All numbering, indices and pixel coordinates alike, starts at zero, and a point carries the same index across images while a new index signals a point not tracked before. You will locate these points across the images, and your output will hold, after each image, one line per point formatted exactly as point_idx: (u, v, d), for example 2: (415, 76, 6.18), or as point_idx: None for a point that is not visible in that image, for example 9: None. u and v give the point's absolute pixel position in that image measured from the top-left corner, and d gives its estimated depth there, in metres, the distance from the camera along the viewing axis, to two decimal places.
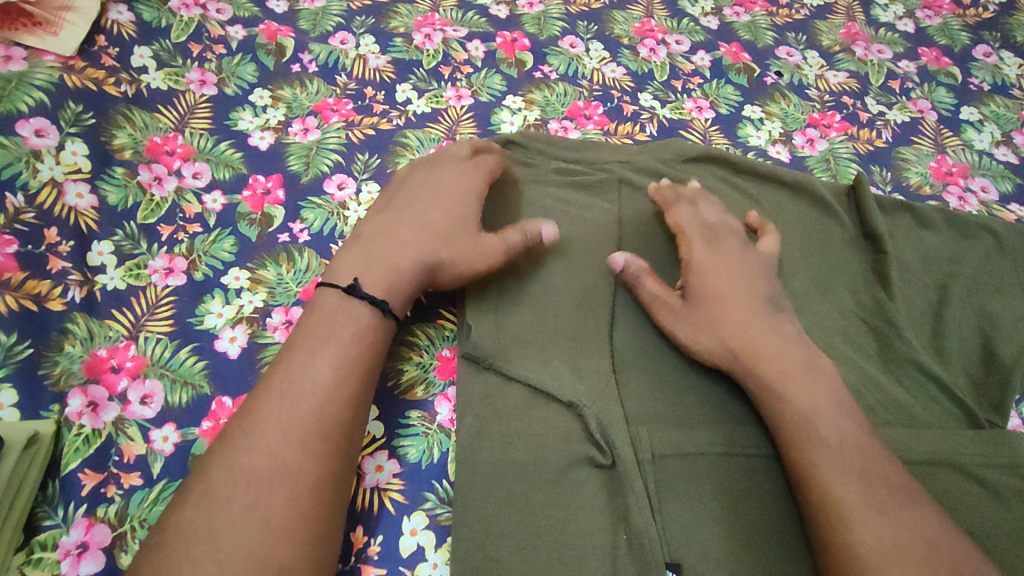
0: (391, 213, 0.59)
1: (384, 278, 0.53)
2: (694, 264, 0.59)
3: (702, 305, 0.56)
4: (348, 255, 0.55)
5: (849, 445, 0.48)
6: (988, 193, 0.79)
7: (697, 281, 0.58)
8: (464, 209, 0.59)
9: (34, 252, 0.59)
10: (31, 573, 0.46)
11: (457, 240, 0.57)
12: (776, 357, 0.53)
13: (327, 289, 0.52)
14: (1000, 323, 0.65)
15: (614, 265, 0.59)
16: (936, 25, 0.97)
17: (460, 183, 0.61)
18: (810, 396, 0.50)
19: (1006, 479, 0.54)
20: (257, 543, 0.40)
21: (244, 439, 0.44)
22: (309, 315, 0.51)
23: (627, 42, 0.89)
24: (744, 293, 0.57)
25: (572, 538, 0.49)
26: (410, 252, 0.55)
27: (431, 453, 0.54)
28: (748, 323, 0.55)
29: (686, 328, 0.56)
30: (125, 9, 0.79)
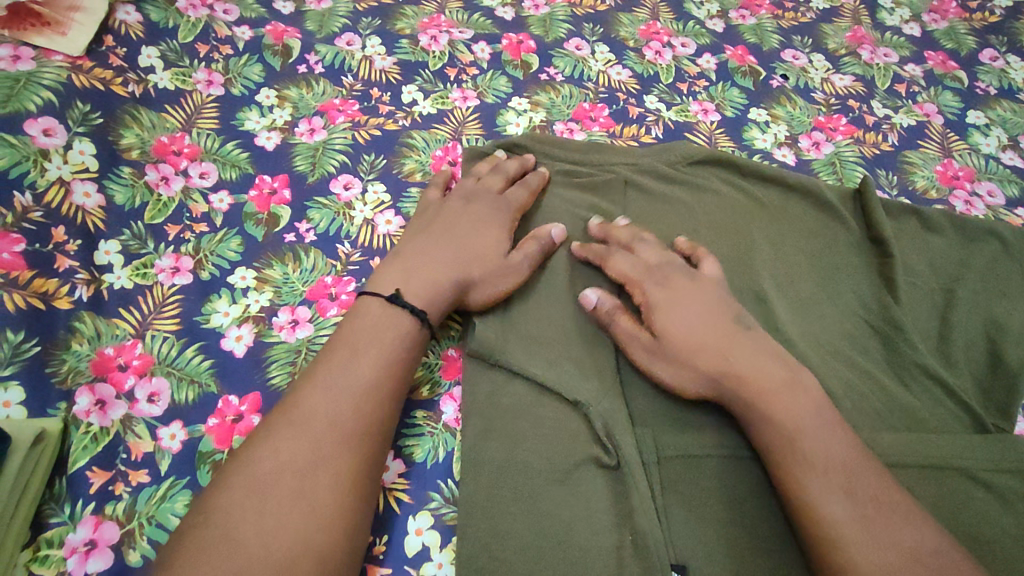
0: (431, 228, 0.61)
1: (425, 289, 0.55)
2: (652, 302, 0.56)
3: (673, 338, 0.54)
4: (390, 267, 0.57)
5: (838, 461, 0.47)
6: (995, 198, 0.78)
7: (659, 317, 0.55)
8: (500, 226, 0.61)
9: (41, 251, 0.59)
10: (37, 571, 0.46)
11: (494, 253, 0.59)
12: (755, 376, 0.51)
13: (371, 298, 0.53)
14: (1007, 328, 0.64)
15: (587, 304, 0.58)
16: (942, 29, 0.97)
17: (496, 201, 0.63)
18: (795, 414, 0.49)
19: (1013, 484, 0.54)
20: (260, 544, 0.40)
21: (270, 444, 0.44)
22: (348, 322, 0.52)
23: (633, 44, 0.89)
24: (707, 320, 0.54)
25: (578, 539, 0.49)
26: (449, 264, 0.57)
27: (437, 452, 0.54)
28: (722, 343, 0.53)
29: (659, 365, 0.54)
30: (132, 10, 0.79)
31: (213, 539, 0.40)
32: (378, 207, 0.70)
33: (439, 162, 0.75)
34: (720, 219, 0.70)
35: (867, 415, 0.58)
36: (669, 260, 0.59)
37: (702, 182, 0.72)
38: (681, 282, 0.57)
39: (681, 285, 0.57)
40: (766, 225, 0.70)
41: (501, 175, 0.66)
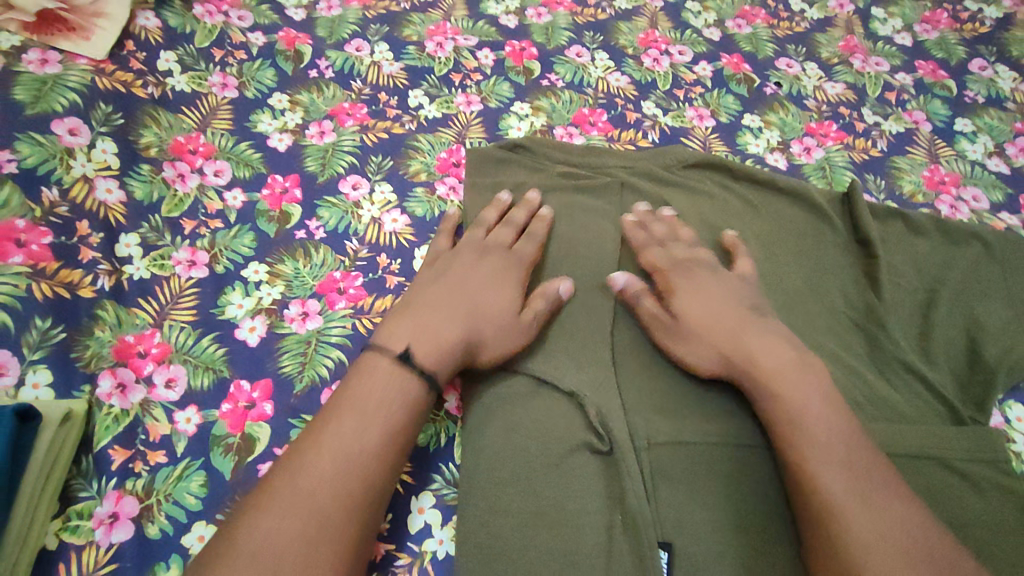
0: (440, 285, 0.59)
1: (434, 353, 0.53)
2: (675, 287, 0.61)
3: (690, 318, 0.59)
4: (400, 325, 0.55)
5: (842, 446, 0.50)
6: (979, 203, 0.81)
7: (681, 300, 0.60)
8: (509, 289, 0.60)
9: (66, 243, 0.62)
10: (68, 539, 0.49)
11: (501, 318, 0.58)
12: (771, 358, 0.55)
13: (376, 355, 0.52)
14: (986, 327, 0.67)
15: (614, 286, 0.62)
16: (933, 39, 0.99)
17: (507, 262, 0.63)
18: (803, 392, 0.52)
19: (986, 473, 0.57)
20: (295, 528, 0.43)
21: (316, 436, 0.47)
22: (356, 379, 0.51)
23: (631, 52, 0.93)
24: (727, 308, 0.59)
25: (571, 518, 0.51)
26: (458, 328, 0.55)
27: (439, 437, 0.57)
28: (740, 329, 0.57)
29: (679, 344, 0.58)
30: (152, 16, 0.83)
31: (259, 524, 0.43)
32: (385, 206, 0.73)
33: (444, 164, 0.78)
34: (712, 219, 0.73)
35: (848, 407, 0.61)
36: (695, 256, 0.64)
37: (695, 184, 0.75)
38: (705, 275, 0.62)
39: (704, 275, 0.62)
40: (756, 227, 0.73)
41: (512, 227, 0.66)
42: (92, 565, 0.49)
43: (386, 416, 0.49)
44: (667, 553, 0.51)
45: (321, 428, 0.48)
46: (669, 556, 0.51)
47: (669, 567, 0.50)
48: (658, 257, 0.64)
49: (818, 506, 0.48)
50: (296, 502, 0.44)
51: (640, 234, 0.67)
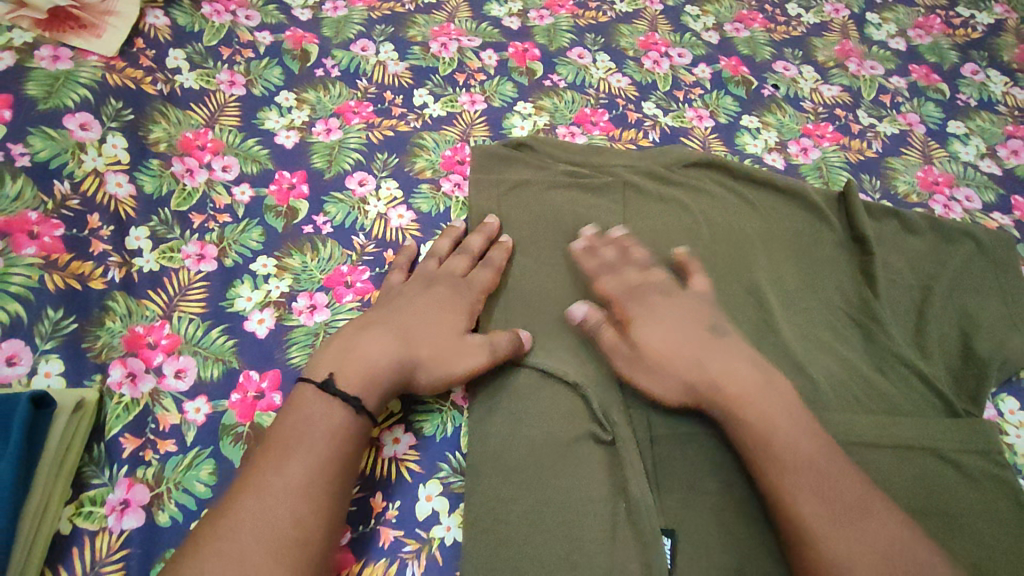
0: (380, 309, 0.59)
1: (360, 374, 0.52)
2: (633, 318, 0.60)
3: (651, 350, 0.57)
4: (329, 349, 0.54)
5: (817, 469, 0.50)
6: (972, 203, 0.83)
7: (641, 330, 0.58)
8: (454, 314, 0.59)
9: (77, 236, 0.63)
10: (81, 524, 0.50)
11: (439, 340, 0.56)
12: (735, 385, 0.54)
13: (304, 384, 0.52)
14: (979, 322, 0.69)
15: (574, 318, 0.61)
16: (926, 44, 1.02)
17: (455, 289, 0.62)
18: (775, 420, 0.52)
19: (979, 463, 0.59)
20: (260, 539, 0.44)
21: (274, 457, 0.48)
22: (284, 416, 0.50)
23: (632, 54, 0.94)
24: (691, 330, 0.57)
25: (576, 505, 0.52)
26: (390, 349, 0.54)
27: (445, 427, 0.58)
28: (703, 356, 0.56)
29: (644, 376, 0.56)
30: (161, 14, 0.84)
31: (230, 535, 0.44)
32: (391, 202, 0.74)
33: (448, 161, 0.79)
34: (712, 217, 0.74)
35: (844, 400, 0.62)
36: (648, 280, 0.63)
37: (696, 183, 0.77)
38: (656, 300, 0.61)
39: (659, 302, 0.60)
40: (756, 225, 0.74)
41: (467, 255, 0.66)
42: (105, 551, 0.50)
43: (316, 451, 0.48)
44: (671, 540, 0.52)
45: (277, 451, 0.48)
46: (673, 542, 0.52)
47: (672, 554, 0.52)
48: (613, 288, 0.63)
49: (802, 531, 0.48)
50: (248, 534, 0.44)
51: (591, 262, 0.66)
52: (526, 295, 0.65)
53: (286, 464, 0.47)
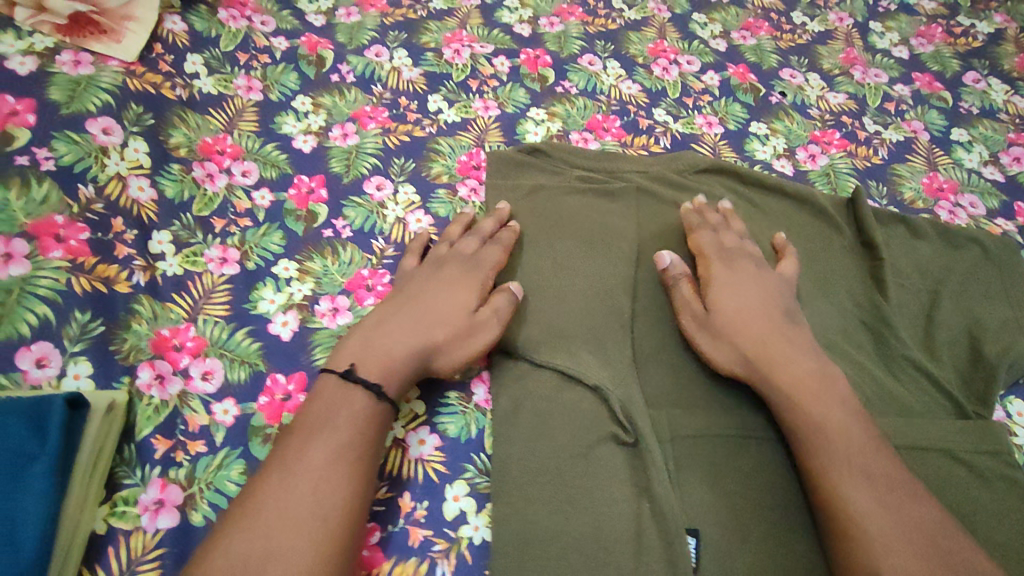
0: (394, 298, 0.60)
1: (381, 363, 0.54)
2: (713, 278, 0.65)
3: (723, 315, 0.61)
4: (350, 341, 0.56)
5: (858, 457, 0.52)
6: (976, 209, 0.85)
7: (718, 296, 0.63)
8: (466, 294, 0.61)
9: (102, 239, 0.64)
10: (116, 524, 0.51)
11: (454, 322, 0.59)
12: (792, 366, 0.57)
13: (327, 375, 0.53)
14: (986, 326, 0.70)
15: (661, 263, 0.67)
16: (929, 53, 1.04)
17: (466, 270, 0.63)
18: (824, 406, 0.55)
19: (990, 464, 0.60)
20: (298, 509, 0.45)
21: (303, 434, 0.49)
22: (308, 403, 0.52)
23: (642, 61, 0.96)
24: (759, 311, 0.61)
25: (600, 505, 0.54)
26: (407, 338, 0.56)
27: (469, 429, 0.59)
28: (766, 336, 0.60)
29: (706, 338, 0.61)
30: (178, 19, 0.84)
31: (268, 508, 0.45)
32: (409, 206, 0.75)
33: (464, 166, 0.80)
34: None
35: (857, 402, 0.64)
36: (741, 249, 0.68)
37: (707, 189, 0.78)
38: (746, 266, 0.66)
39: (744, 271, 0.65)
40: (767, 231, 0.76)
41: (477, 237, 0.67)
42: (140, 550, 0.51)
43: (344, 429, 0.49)
44: (695, 540, 0.53)
45: (306, 430, 0.49)
46: (697, 542, 0.53)
47: (697, 554, 0.53)
48: (706, 242, 0.68)
49: (841, 518, 0.50)
50: (286, 506, 0.45)
51: (695, 219, 0.71)
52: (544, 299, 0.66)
53: (310, 446, 0.48)
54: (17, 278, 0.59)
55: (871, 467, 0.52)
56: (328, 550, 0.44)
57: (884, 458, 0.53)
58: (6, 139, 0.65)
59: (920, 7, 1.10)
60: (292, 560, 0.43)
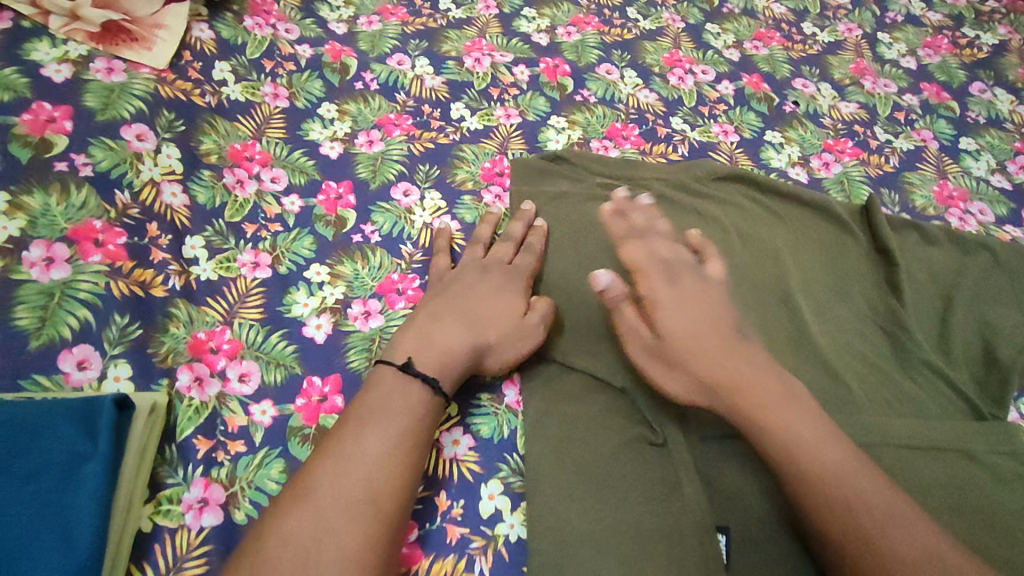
0: (445, 297, 0.63)
1: (437, 360, 0.56)
2: (659, 298, 0.59)
3: (674, 339, 0.57)
4: (406, 336, 0.58)
5: (845, 477, 0.49)
6: (985, 216, 0.87)
7: (665, 317, 0.58)
8: (511, 298, 0.64)
9: (138, 244, 0.65)
10: (161, 522, 0.53)
11: (504, 324, 0.61)
12: (754, 387, 0.53)
13: (384, 366, 0.55)
14: (999, 329, 0.72)
15: (597, 285, 0.62)
16: (936, 63, 1.06)
17: (508, 276, 0.66)
18: (796, 425, 0.51)
19: (1007, 464, 0.62)
20: (350, 493, 0.47)
21: (358, 421, 0.51)
22: (366, 391, 0.54)
23: (658, 70, 0.98)
24: (709, 331, 0.57)
25: (634, 504, 0.55)
26: (462, 337, 0.58)
27: (502, 430, 0.61)
28: (726, 357, 0.55)
29: (658, 367, 0.57)
30: (206, 27, 0.86)
31: (321, 491, 0.47)
32: (436, 212, 0.77)
33: (488, 173, 0.81)
34: (744, 229, 0.77)
35: (876, 404, 0.65)
36: (679, 257, 0.63)
37: (726, 196, 0.80)
38: (689, 280, 0.61)
39: (688, 285, 0.61)
40: (785, 238, 0.78)
41: (510, 242, 0.70)
42: (185, 547, 0.52)
43: (398, 419, 0.52)
44: (726, 537, 0.55)
45: (361, 418, 0.51)
46: (728, 539, 0.55)
47: (728, 550, 0.55)
48: (638, 255, 0.63)
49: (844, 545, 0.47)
50: (339, 489, 0.47)
51: (620, 226, 0.67)
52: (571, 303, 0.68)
53: (364, 433, 0.50)
54: (58, 282, 0.60)
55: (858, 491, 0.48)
56: (374, 533, 0.46)
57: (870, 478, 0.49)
58: (45, 146, 0.66)
59: (926, 19, 1.13)
60: (342, 542, 0.45)
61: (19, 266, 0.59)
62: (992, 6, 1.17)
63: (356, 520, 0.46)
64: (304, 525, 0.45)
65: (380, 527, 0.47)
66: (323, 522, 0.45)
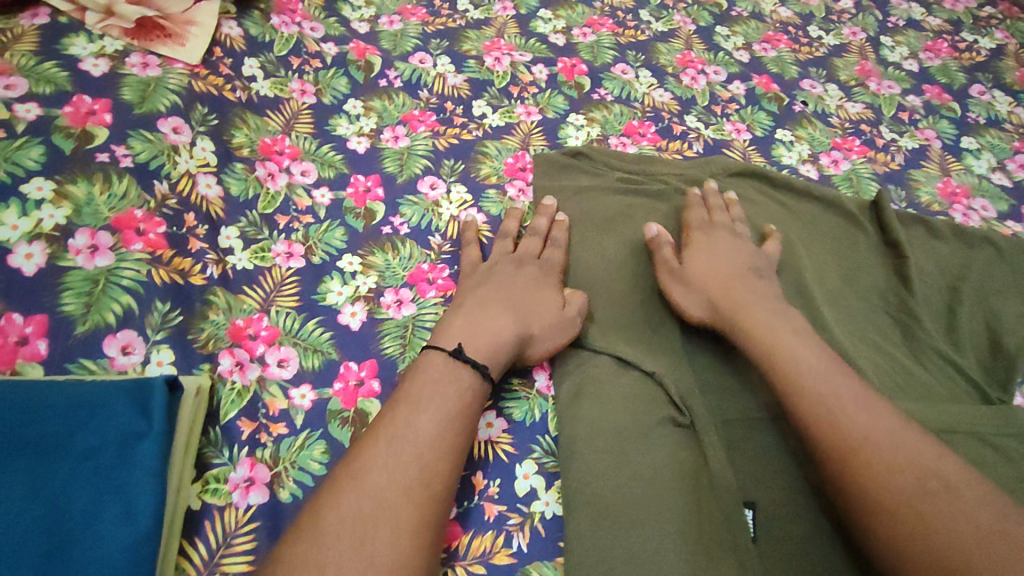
0: (485, 290, 0.66)
1: (485, 347, 0.59)
2: (695, 244, 0.72)
3: (695, 269, 0.69)
4: (453, 324, 0.61)
5: (825, 375, 0.57)
6: (987, 212, 0.90)
7: (694, 254, 0.71)
8: (547, 291, 0.67)
9: (177, 233, 0.67)
10: (210, 500, 0.54)
11: (546, 317, 0.64)
12: (750, 305, 0.65)
13: (434, 352, 0.58)
14: (1004, 318, 0.75)
15: (648, 232, 0.73)
16: (936, 66, 1.10)
17: (540, 271, 0.69)
18: (782, 338, 0.61)
19: (1016, 445, 0.65)
20: (405, 472, 0.50)
21: (409, 403, 0.54)
22: (415, 376, 0.57)
23: (671, 70, 1.01)
24: (727, 269, 0.69)
25: (663, 482, 0.58)
26: (509, 327, 0.61)
27: (533, 413, 0.63)
28: (732, 290, 0.66)
29: (677, 287, 0.68)
30: (235, 25, 0.88)
31: (377, 470, 0.49)
32: (463, 205, 0.79)
33: (511, 168, 0.84)
34: (758, 222, 0.80)
35: (890, 389, 0.68)
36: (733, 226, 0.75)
37: (740, 191, 0.83)
38: (722, 240, 0.72)
39: (723, 240, 0.72)
40: (798, 232, 0.80)
41: (537, 237, 0.72)
42: (234, 524, 0.54)
43: (446, 404, 0.54)
44: (751, 512, 0.59)
45: (412, 402, 0.54)
46: (755, 514, 0.59)
47: (754, 524, 0.58)
48: (695, 218, 0.75)
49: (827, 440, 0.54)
50: (394, 468, 0.49)
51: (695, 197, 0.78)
52: (596, 293, 0.71)
53: (416, 415, 0.53)
54: (102, 269, 0.61)
55: (846, 397, 0.55)
56: (425, 512, 0.49)
57: (858, 390, 0.56)
58: (86, 137, 0.68)
59: (926, 23, 1.17)
60: (400, 518, 0.47)
61: (65, 254, 0.61)
62: (989, 12, 1.21)
63: (412, 496, 0.49)
64: (362, 502, 0.47)
65: (432, 505, 0.49)
66: (381, 499, 0.48)
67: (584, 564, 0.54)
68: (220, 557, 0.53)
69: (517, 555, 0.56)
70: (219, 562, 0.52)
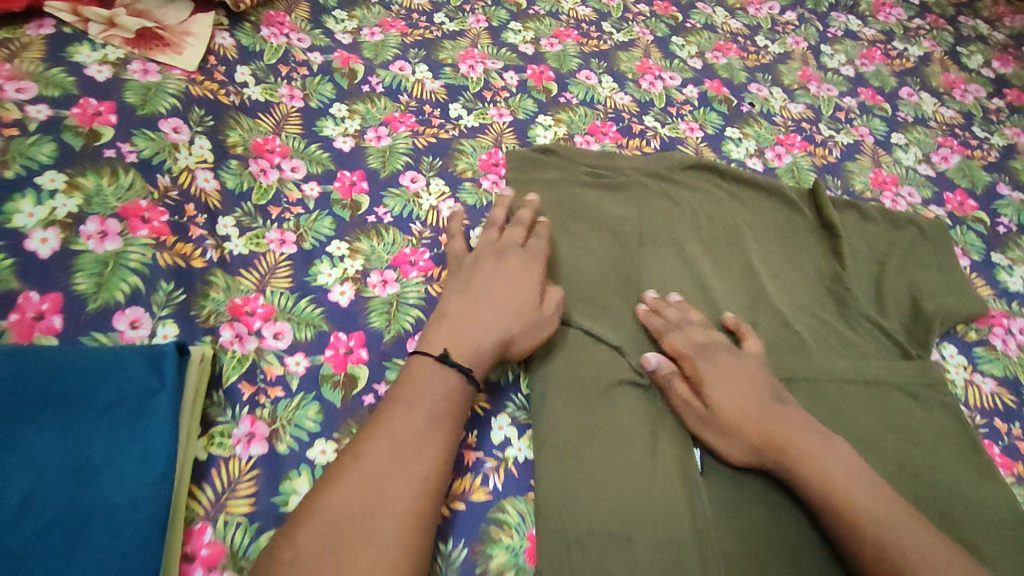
0: (471, 286, 0.69)
1: (469, 351, 0.63)
2: (702, 375, 0.67)
3: (724, 407, 0.64)
4: (439, 330, 0.65)
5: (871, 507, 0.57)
6: (914, 198, 1.01)
7: (712, 390, 0.65)
8: (528, 285, 0.70)
9: (179, 222, 0.73)
10: (215, 451, 0.61)
11: (528, 317, 0.68)
12: (796, 441, 0.61)
13: (423, 356, 0.62)
14: (924, 289, 0.85)
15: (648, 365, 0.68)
16: (871, 71, 1.21)
17: (524, 257, 0.73)
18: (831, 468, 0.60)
19: (932, 394, 0.74)
20: (401, 438, 0.56)
21: (409, 390, 0.60)
22: (410, 368, 0.62)
23: (631, 76, 1.10)
24: (756, 392, 0.65)
25: (622, 428, 0.66)
26: (491, 330, 0.65)
27: (507, 374, 0.70)
28: (767, 416, 0.63)
29: (712, 435, 0.64)
30: (227, 36, 0.96)
31: (372, 436, 0.57)
32: (441, 196, 0.86)
33: (485, 164, 0.92)
34: (710, 208, 0.89)
35: (825, 349, 0.77)
36: (712, 339, 0.70)
37: (693, 182, 0.92)
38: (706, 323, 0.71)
39: (729, 364, 0.67)
40: (745, 216, 0.89)
41: (522, 226, 0.77)
42: (238, 472, 0.60)
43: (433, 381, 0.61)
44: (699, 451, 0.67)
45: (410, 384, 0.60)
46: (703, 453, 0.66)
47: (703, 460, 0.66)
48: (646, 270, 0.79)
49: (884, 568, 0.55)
50: (391, 438, 0.56)
51: (656, 321, 0.72)
52: (563, 271, 0.79)
53: (413, 395, 0.59)
54: (112, 252, 0.67)
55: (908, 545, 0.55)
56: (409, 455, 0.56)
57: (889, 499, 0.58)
58: (94, 136, 0.74)
59: (862, 33, 1.29)
60: (389, 466, 0.55)
61: (78, 238, 0.67)
62: (917, 24, 1.33)
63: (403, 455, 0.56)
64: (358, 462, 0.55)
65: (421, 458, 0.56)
66: (374, 454, 0.55)
67: (552, 500, 0.61)
68: (225, 500, 0.59)
69: (492, 493, 0.63)
70: (224, 504, 0.58)
